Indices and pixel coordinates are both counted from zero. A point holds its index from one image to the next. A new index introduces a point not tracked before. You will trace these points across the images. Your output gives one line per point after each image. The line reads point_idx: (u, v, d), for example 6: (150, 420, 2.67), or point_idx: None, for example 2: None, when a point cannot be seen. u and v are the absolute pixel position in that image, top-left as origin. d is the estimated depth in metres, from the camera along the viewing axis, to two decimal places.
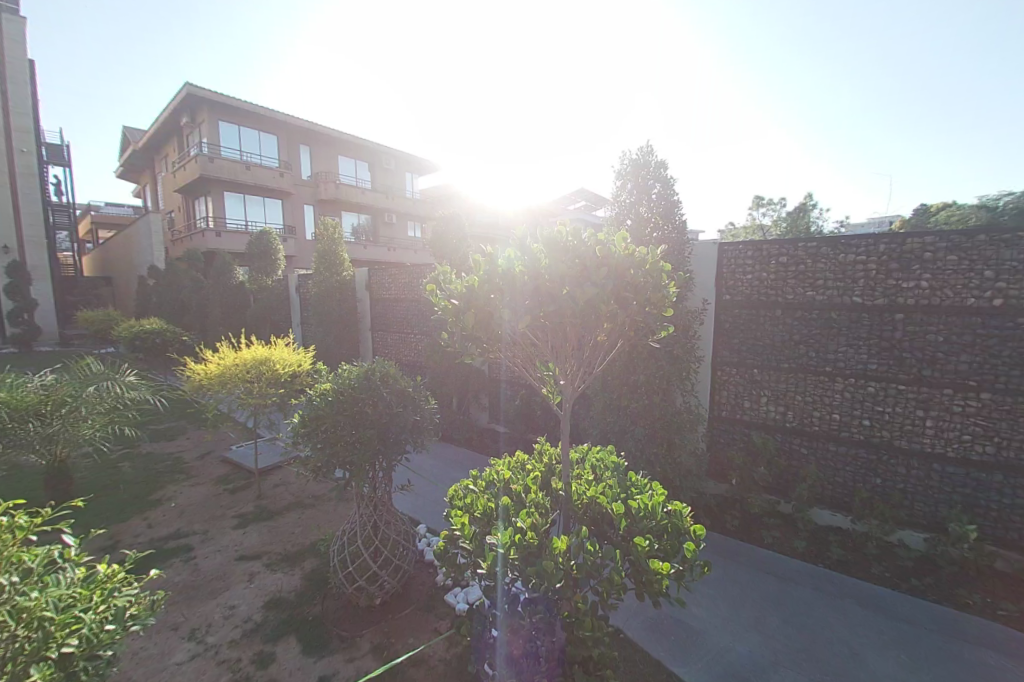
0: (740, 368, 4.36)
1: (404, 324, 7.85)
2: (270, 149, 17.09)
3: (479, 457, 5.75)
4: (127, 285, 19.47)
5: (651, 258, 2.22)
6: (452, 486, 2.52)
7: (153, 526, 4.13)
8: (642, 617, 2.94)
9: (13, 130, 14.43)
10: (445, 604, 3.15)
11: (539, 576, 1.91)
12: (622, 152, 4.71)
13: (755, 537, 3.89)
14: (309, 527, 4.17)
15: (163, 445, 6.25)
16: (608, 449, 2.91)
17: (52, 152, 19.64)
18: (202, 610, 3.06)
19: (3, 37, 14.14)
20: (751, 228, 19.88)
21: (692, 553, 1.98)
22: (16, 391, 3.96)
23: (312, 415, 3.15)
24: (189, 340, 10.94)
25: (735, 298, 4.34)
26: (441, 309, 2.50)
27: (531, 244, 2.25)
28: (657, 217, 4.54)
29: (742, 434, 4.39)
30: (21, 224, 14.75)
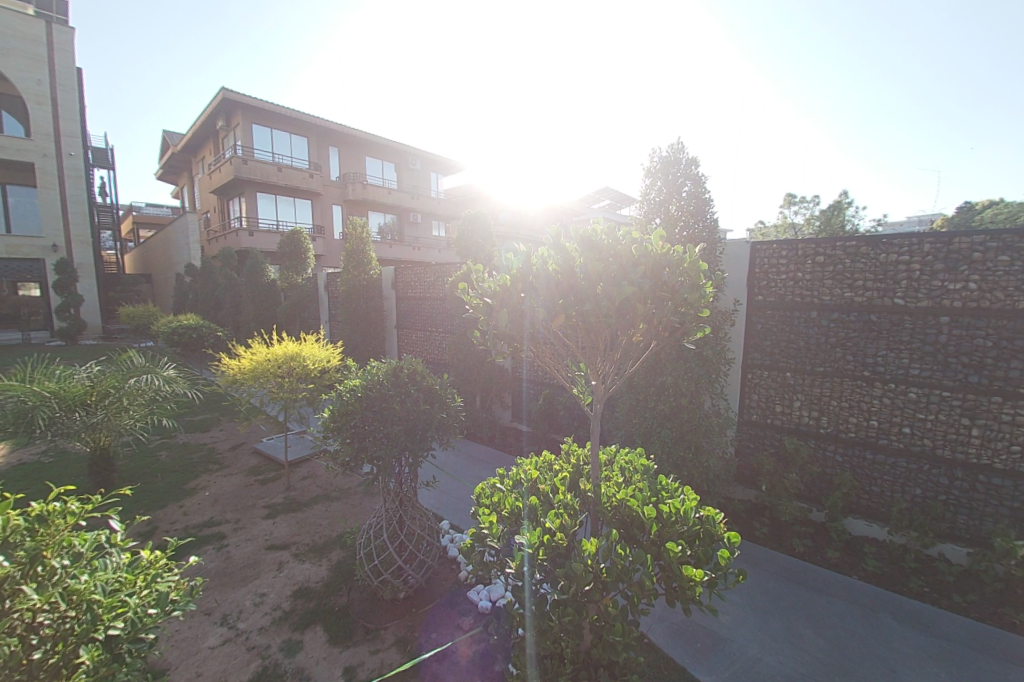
0: (772, 371, 4.21)
1: (428, 322, 7.92)
2: (301, 151, 17.54)
3: (502, 456, 5.75)
4: (166, 282, 20.32)
5: (688, 256, 2.15)
6: (478, 485, 2.53)
7: (187, 514, 4.28)
8: (667, 623, 2.87)
9: (62, 134, 15.23)
10: (467, 601, 3.15)
11: (568, 578, 1.90)
12: (652, 149, 4.62)
13: (786, 545, 3.75)
14: (335, 519, 4.24)
15: (198, 436, 6.49)
16: (638, 451, 2.84)
17: (98, 156, 20.64)
18: (234, 597, 3.15)
19: (53, 46, 14.88)
20: (782, 226, 19.20)
21: (726, 561, 1.91)
22: (64, 383, 4.17)
23: (341, 409, 3.20)
24: (223, 336, 11.36)
25: (768, 299, 4.19)
26: (473, 308, 2.51)
27: (565, 242, 2.23)
28: (687, 216, 4.44)
29: (773, 439, 4.25)
30: (69, 224, 15.57)
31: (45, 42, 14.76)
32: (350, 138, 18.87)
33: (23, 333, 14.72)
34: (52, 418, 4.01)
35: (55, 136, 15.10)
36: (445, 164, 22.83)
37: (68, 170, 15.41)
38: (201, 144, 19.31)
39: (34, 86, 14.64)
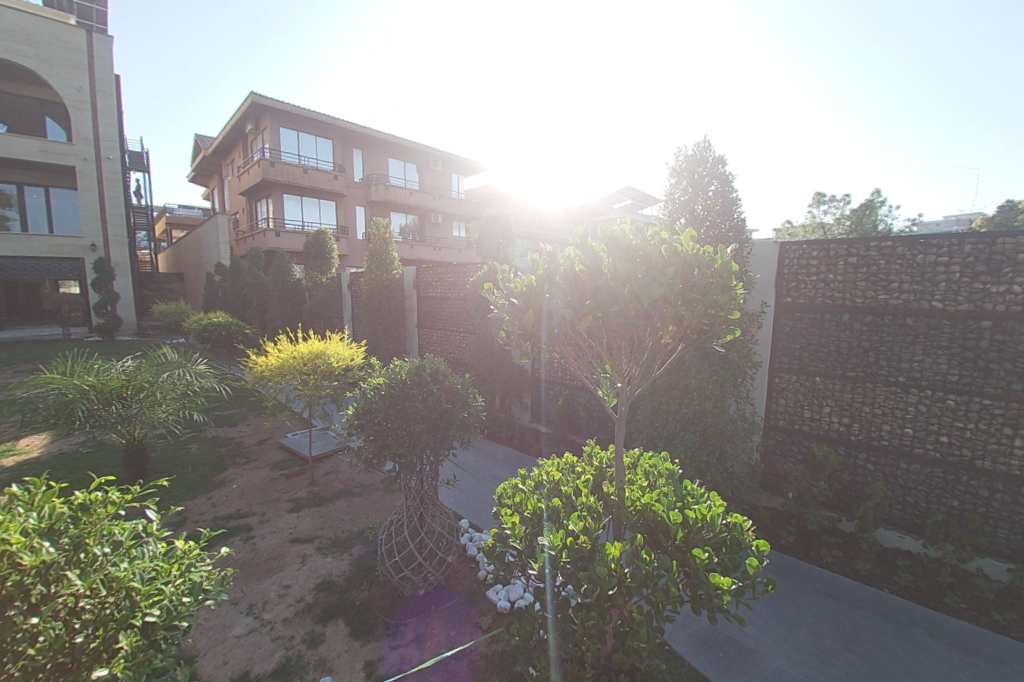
0: (801, 375, 4.08)
1: (449, 322, 7.98)
2: (326, 153, 17.91)
3: (521, 457, 5.74)
4: (197, 281, 21.03)
5: (720, 256, 2.09)
6: (500, 485, 2.53)
7: (216, 505, 4.43)
8: (689, 631, 2.81)
9: (101, 138, 15.90)
10: (486, 600, 3.15)
11: (591, 581, 1.89)
12: (678, 148, 4.55)
13: (814, 554, 3.63)
14: (357, 515, 4.31)
15: (227, 430, 6.69)
16: (663, 456, 2.79)
17: (135, 159, 21.51)
18: (259, 588, 3.23)
19: (94, 55, 15.55)
20: (810, 226, 18.60)
21: (755, 569, 1.85)
22: (103, 376, 4.35)
23: (365, 406, 3.25)
24: (251, 333, 11.69)
25: (798, 301, 4.06)
26: (499, 308, 2.54)
27: (593, 242, 2.21)
28: (713, 215, 4.34)
29: (801, 445, 4.12)
30: (107, 225, 16.25)
31: (85, 50, 15.43)
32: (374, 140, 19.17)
33: (64, 328, 15.46)
34: (90, 410, 4.19)
35: (95, 140, 15.78)
36: (466, 165, 22.95)
37: (106, 173, 16.09)
38: (231, 147, 19.89)
39: (75, 93, 15.34)
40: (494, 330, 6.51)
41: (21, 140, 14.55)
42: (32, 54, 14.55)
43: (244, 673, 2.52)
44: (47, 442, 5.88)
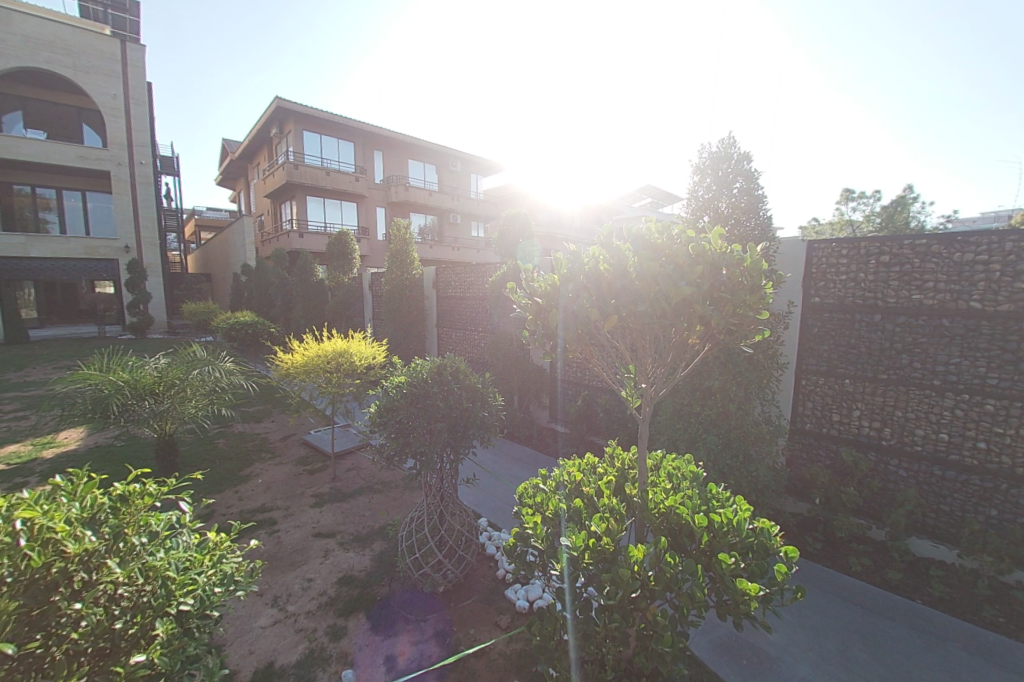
0: (830, 377, 3.95)
1: (468, 321, 8.01)
2: (348, 155, 18.21)
3: (539, 456, 5.73)
4: (224, 281, 21.66)
5: (750, 255, 2.05)
6: (521, 485, 2.53)
7: (242, 499, 4.55)
8: (711, 636, 2.76)
9: (134, 144, 16.52)
10: (504, 599, 3.16)
11: (614, 583, 1.86)
12: (701, 145, 4.47)
13: (842, 562, 3.52)
14: (378, 511, 4.37)
15: (252, 426, 6.86)
16: (686, 459, 2.74)
17: (166, 164, 22.29)
18: (284, 580, 3.31)
19: (127, 63, 16.16)
20: (838, 224, 18.01)
21: (783, 576, 1.81)
22: (137, 373, 4.52)
23: (387, 404, 3.28)
24: (276, 331, 11.99)
25: (826, 301, 3.94)
26: (522, 308, 2.53)
27: (618, 241, 2.19)
28: (738, 213, 4.25)
29: (829, 450, 3.99)
30: (139, 227, 16.87)
31: (120, 59, 16.05)
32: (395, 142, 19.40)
33: (100, 326, 16.12)
34: (124, 405, 4.36)
35: (128, 146, 16.39)
36: (484, 165, 23.02)
37: (139, 177, 16.70)
38: (257, 151, 20.42)
39: (110, 101, 15.96)
40: (513, 329, 6.50)
41: (61, 146, 15.21)
42: (70, 64, 15.20)
43: (269, 664, 2.59)
44: (84, 435, 6.13)
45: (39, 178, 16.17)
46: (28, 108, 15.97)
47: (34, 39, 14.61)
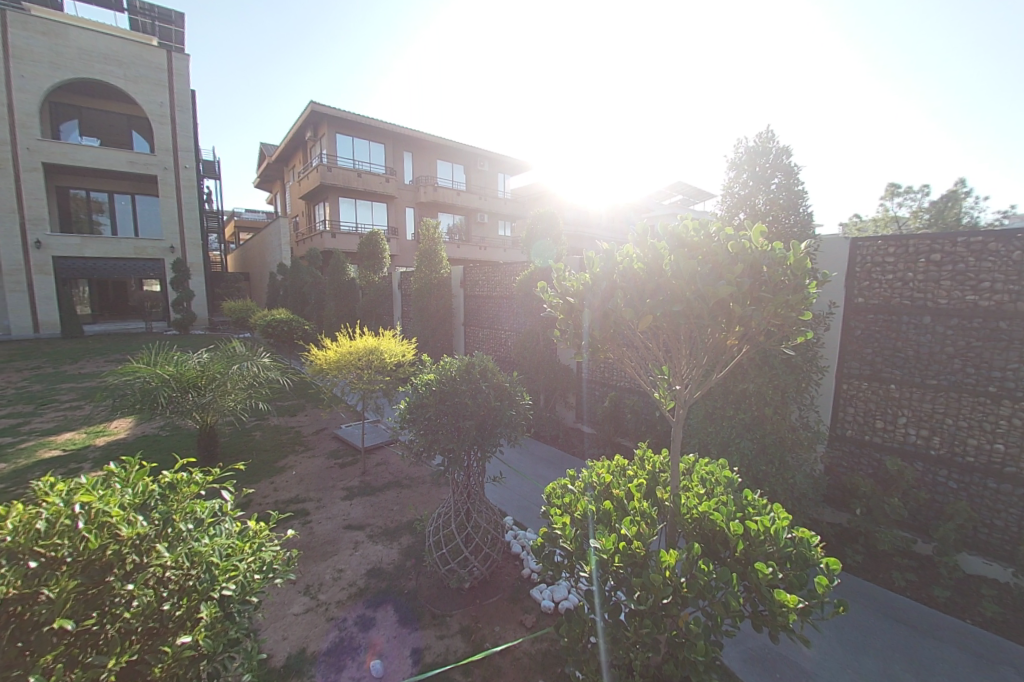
0: (873, 381, 3.76)
1: (495, 320, 8.05)
2: (379, 157, 18.58)
3: (565, 456, 5.71)
4: (261, 280, 22.53)
5: (793, 253, 1.96)
6: (549, 485, 2.53)
7: (276, 489, 4.71)
8: (742, 647, 2.67)
9: (179, 148, 17.35)
10: (530, 598, 3.16)
11: (644, 588, 1.83)
12: (738, 140, 4.34)
13: (883, 577, 3.35)
14: (406, 506, 4.45)
15: (287, 419, 7.12)
16: (721, 464, 2.67)
17: (209, 168, 23.33)
18: (316, 569, 3.41)
19: (173, 72, 16.98)
20: (883, 220, 17.08)
21: (825, 588, 1.72)
22: (182, 367, 4.78)
23: (417, 401, 3.34)
24: (310, 329, 12.36)
25: (871, 301, 3.74)
26: (552, 308, 2.52)
27: (654, 240, 2.14)
28: (777, 210, 4.11)
29: (872, 459, 3.79)
30: (183, 227, 17.70)
31: (166, 68, 16.88)
32: (424, 143, 19.67)
33: (147, 322, 17.03)
34: (170, 397, 4.59)
35: (173, 150, 17.23)
36: (512, 165, 23.03)
37: (183, 180, 17.52)
38: (293, 154, 21.09)
39: (158, 108, 16.82)
40: (540, 329, 6.47)
41: (113, 152, 16.13)
42: (121, 74, 16.08)
43: (302, 650, 2.67)
44: (133, 424, 6.50)
45: (93, 183, 17.18)
46: (84, 117, 16.98)
47: (89, 51, 15.54)
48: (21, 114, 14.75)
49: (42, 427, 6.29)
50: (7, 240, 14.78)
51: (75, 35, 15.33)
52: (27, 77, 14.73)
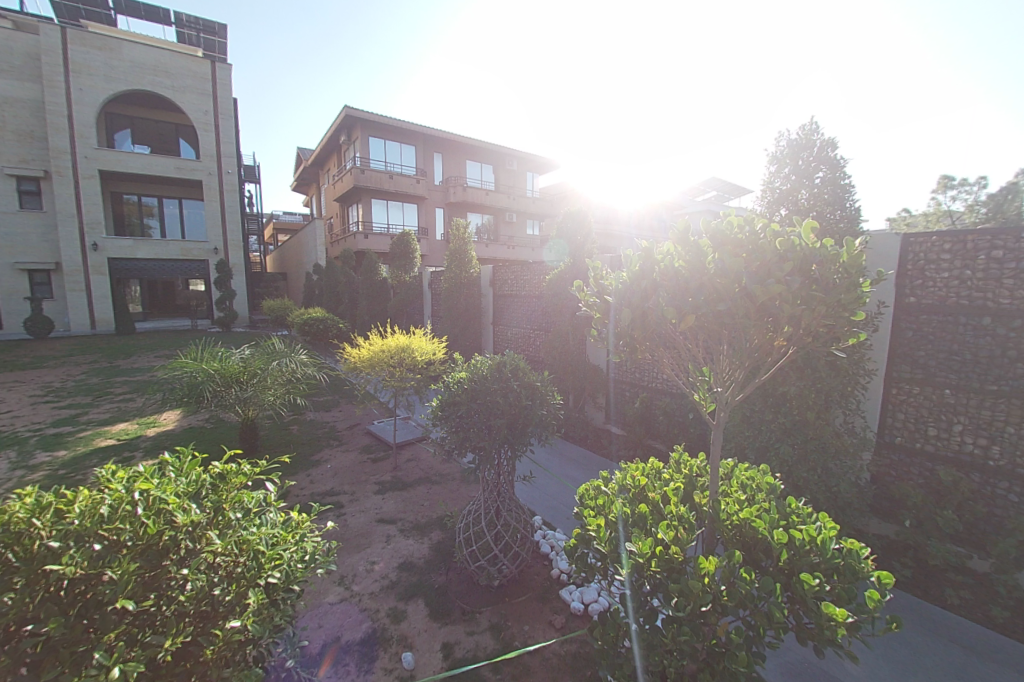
0: (926, 386, 3.54)
1: (524, 319, 8.07)
2: (410, 158, 18.92)
3: (595, 457, 5.66)
4: (298, 280, 23.34)
5: (847, 250, 1.87)
6: (582, 486, 2.52)
7: (313, 482, 4.87)
8: (781, 661, 2.57)
9: (222, 154, 18.16)
10: (559, 599, 3.14)
11: (682, 595, 1.78)
12: (779, 133, 4.20)
13: (936, 593, 3.14)
14: (436, 501, 4.51)
15: (323, 414, 7.34)
16: (762, 469, 2.57)
17: (249, 173, 24.35)
18: (350, 561, 3.51)
19: (216, 81, 17.78)
20: (934, 214, 16.04)
21: (876, 603, 1.63)
22: (227, 363, 5.02)
23: (448, 399, 3.37)
24: (344, 328, 12.72)
25: (924, 301, 3.52)
26: (589, 308, 2.51)
27: (696, 237, 2.07)
28: (822, 205, 3.92)
29: (923, 469, 3.58)
30: (225, 229, 18.52)
31: (210, 77, 17.69)
32: (454, 143, 19.88)
33: (193, 320, 17.93)
34: (215, 391, 4.82)
35: (216, 156, 18.04)
36: (541, 164, 22.98)
37: (226, 184, 18.34)
38: (328, 157, 21.72)
39: (202, 116, 17.67)
40: (569, 330, 6.42)
41: (162, 159, 17.06)
42: (170, 85, 16.98)
43: (336, 638, 2.75)
44: (180, 417, 6.86)
45: (144, 188, 18.21)
46: (135, 126, 18.01)
47: (141, 64, 16.48)
48: (80, 125, 15.79)
49: (98, 418, 6.72)
50: (67, 242, 15.85)
51: (128, 49, 16.29)
52: (85, 89, 15.74)
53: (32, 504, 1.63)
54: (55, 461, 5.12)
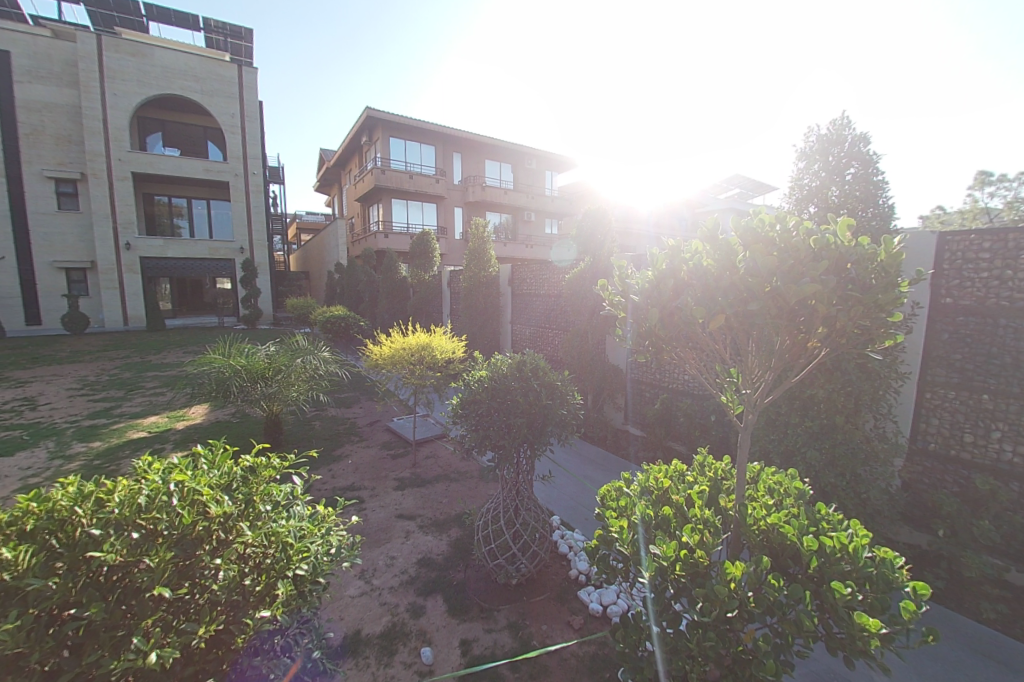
0: (962, 391, 3.40)
1: (543, 318, 8.04)
2: (430, 158, 19.08)
3: (613, 458, 5.62)
4: (320, 278, 23.80)
5: (884, 249, 1.82)
6: (604, 487, 2.51)
7: (334, 477, 4.96)
8: (807, 671, 2.50)
9: (248, 156, 18.63)
10: (577, 600, 3.13)
11: (707, 600, 1.75)
12: (808, 128, 4.09)
13: (972, 607, 3.01)
14: (454, 499, 4.55)
15: (344, 410, 7.47)
16: (791, 474, 2.51)
17: (274, 174, 24.94)
18: (372, 554, 3.57)
19: (243, 85, 18.25)
20: (970, 212, 15.34)
21: (912, 615, 1.57)
22: (253, 359, 5.16)
23: (468, 396, 3.38)
24: (365, 326, 12.92)
25: (962, 302, 3.37)
26: (612, 306, 2.48)
27: (725, 235, 2.04)
28: (853, 203, 3.80)
29: (958, 476, 3.43)
30: (251, 229, 19.01)
31: (237, 81, 18.17)
32: (474, 143, 19.95)
33: (219, 317, 18.47)
34: (242, 386, 4.95)
35: (243, 157, 18.51)
36: (560, 162, 22.87)
37: (252, 185, 18.81)
38: (350, 158, 22.07)
39: (229, 119, 18.15)
40: (590, 332, 6.34)
41: (191, 161, 17.60)
42: (199, 89, 17.50)
43: (357, 631, 2.80)
44: (208, 411, 7.08)
45: (174, 189, 18.82)
46: (166, 130, 18.63)
47: (172, 69, 17.04)
48: (114, 129, 16.41)
49: (131, 410, 6.99)
50: (102, 242, 16.50)
51: (159, 55, 16.86)
52: (119, 94, 16.34)
53: (75, 493, 1.71)
54: (91, 452, 5.34)
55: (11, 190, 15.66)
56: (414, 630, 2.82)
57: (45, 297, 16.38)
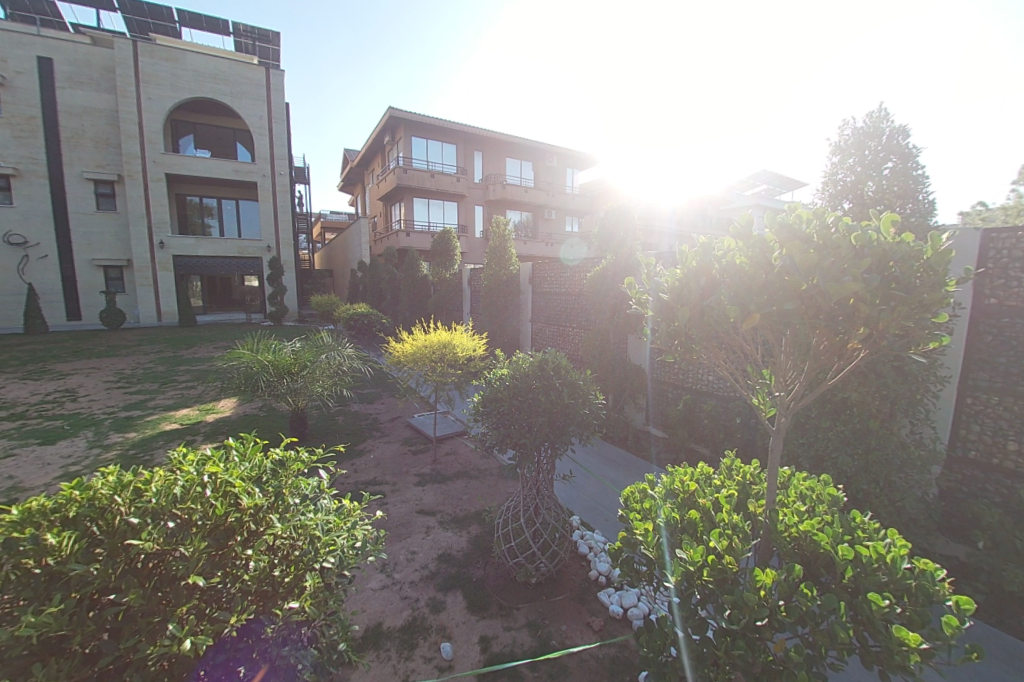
0: (1008, 397, 3.22)
1: (564, 317, 7.99)
2: (451, 157, 19.19)
3: (634, 459, 5.56)
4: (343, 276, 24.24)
5: (930, 247, 1.74)
6: (627, 488, 2.47)
7: (357, 471, 5.05)
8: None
9: (275, 156, 19.08)
10: (597, 601, 3.10)
11: (736, 607, 1.70)
12: (842, 121, 3.94)
13: (1014, 623, 2.86)
14: (474, 496, 4.57)
15: (366, 406, 7.60)
16: (823, 479, 2.43)
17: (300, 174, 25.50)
18: (393, 548, 3.62)
19: (271, 87, 18.69)
20: (1014, 208, 14.52)
21: (955, 629, 1.49)
22: (280, 354, 5.28)
23: (490, 395, 3.39)
24: (387, 323, 13.10)
25: (1008, 303, 3.19)
26: (638, 304, 2.44)
27: (760, 232, 1.98)
28: (891, 199, 3.64)
29: (1001, 486, 3.26)
30: (277, 228, 19.49)
31: (264, 84, 18.61)
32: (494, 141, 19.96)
33: (247, 314, 19.02)
34: (269, 381, 5.08)
35: (270, 158, 18.96)
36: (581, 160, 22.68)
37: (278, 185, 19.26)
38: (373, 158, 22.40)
39: (257, 120, 18.62)
40: (611, 331, 6.27)
41: (221, 162, 18.15)
42: (228, 92, 18.01)
43: (378, 624, 2.84)
44: (236, 405, 7.30)
45: (205, 189, 19.43)
46: (198, 132, 19.24)
47: (203, 73, 17.59)
48: (149, 132, 17.05)
49: (164, 403, 7.26)
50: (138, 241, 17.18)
51: (191, 59, 17.42)
52: (154, 98, 16.95)
53: (115, 482, 1.77)
54: (127, 442, 5.58)
55: (54, 192, 16.44)
56: (434, 625, 2.85)
57: (85, 294, 17.15)
